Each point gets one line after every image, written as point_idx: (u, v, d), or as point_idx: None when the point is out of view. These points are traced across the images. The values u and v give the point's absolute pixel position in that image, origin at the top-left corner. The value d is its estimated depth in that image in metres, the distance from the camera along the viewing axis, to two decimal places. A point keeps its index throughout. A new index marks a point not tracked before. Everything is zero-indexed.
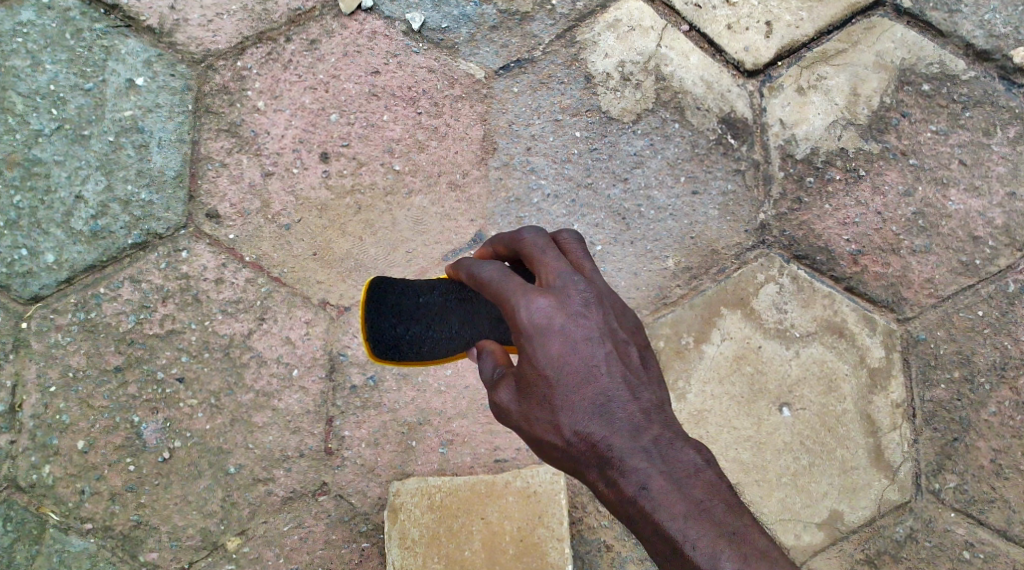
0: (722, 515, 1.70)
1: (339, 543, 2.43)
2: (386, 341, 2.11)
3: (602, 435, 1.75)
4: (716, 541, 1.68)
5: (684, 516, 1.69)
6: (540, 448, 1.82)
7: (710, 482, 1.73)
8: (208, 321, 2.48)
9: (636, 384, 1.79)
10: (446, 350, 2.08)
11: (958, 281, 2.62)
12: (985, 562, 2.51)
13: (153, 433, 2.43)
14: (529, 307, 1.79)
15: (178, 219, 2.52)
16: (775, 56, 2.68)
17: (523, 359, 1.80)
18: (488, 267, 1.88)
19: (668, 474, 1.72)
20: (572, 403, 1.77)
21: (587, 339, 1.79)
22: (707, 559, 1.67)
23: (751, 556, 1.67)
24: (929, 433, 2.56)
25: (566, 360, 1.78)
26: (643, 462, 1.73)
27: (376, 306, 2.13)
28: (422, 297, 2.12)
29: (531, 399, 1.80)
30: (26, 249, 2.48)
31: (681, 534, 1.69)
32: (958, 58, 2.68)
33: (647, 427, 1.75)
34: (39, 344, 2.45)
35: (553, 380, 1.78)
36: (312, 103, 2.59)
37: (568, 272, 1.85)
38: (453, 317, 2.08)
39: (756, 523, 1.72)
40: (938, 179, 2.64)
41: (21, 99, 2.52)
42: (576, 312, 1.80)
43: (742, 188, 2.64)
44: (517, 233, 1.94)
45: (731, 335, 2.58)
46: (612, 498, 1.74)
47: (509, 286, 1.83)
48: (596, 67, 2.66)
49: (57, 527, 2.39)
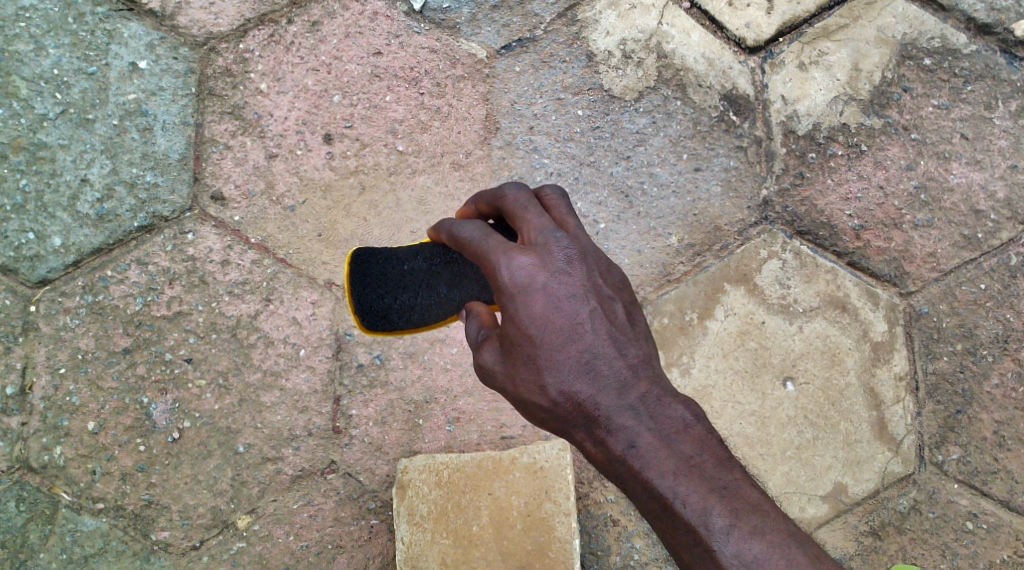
0: (712, 471, 1.73)
1: (348, 520, 2.46)
2: (377, 313, 2.15)
3: (588, 393, 1.77)
4: (706, 497, 1.70)
5: (673, 473, 1.72)
6: (526, 409, 1.84)
7: (699, 438, 1.76)
8: (216, 302, 2.50)
9: (621, 341, 1.80)
10: (437, 316, 2.09)
11: (961, 254, 2.63)
12: (989, 533, 2.53)
13: (162, 414, 2.46)
14: (510, 266, 1.80)
15: (184, 201, 2.53)
16: (776, 32, 2.68)
17: (505, 319, 1.81)
18: (469, 227, 1.88)
19: (656, 430, 1.75)
20: (556, 362, 1.78)
21: (571, 297, 1.80)
22: (697, 515, 1.69)
23: (742, 510, 1.69)
24: (932, 406, 2.58)
25: (549, 319, 1.79)
26: (631, 420, 1.75)
27: (363, 279, 2.18)
28: (406, 264, 2.13)
29: (514, 360, 1.81)
30: (33, 233, 2.49)
31: (671, 492, 1.71)
32: (960, 33, 2.69)
33: (634, 384, 1.77)
34: (49, 326, 2.47)
35: (537, 339, 1.79)
36: (315, 85, 2.60)
37: (550, 229, 1.85)
38: (441, 282, 2.08)
39: (747, 476, 1.74)
40: (940, 153, 2.65)
41: (26, 83, 2.53)
42: (558, 270, 1.81)
43: (744, 165, 2.65)
44: (500, 190, 1.93)
45: (734, 311, 2.60)
46: (601, 457, 1.77)
47: (490, 245, 1.83)
48: (598, 45, 2.67)
49: (69, 507, 2.42)
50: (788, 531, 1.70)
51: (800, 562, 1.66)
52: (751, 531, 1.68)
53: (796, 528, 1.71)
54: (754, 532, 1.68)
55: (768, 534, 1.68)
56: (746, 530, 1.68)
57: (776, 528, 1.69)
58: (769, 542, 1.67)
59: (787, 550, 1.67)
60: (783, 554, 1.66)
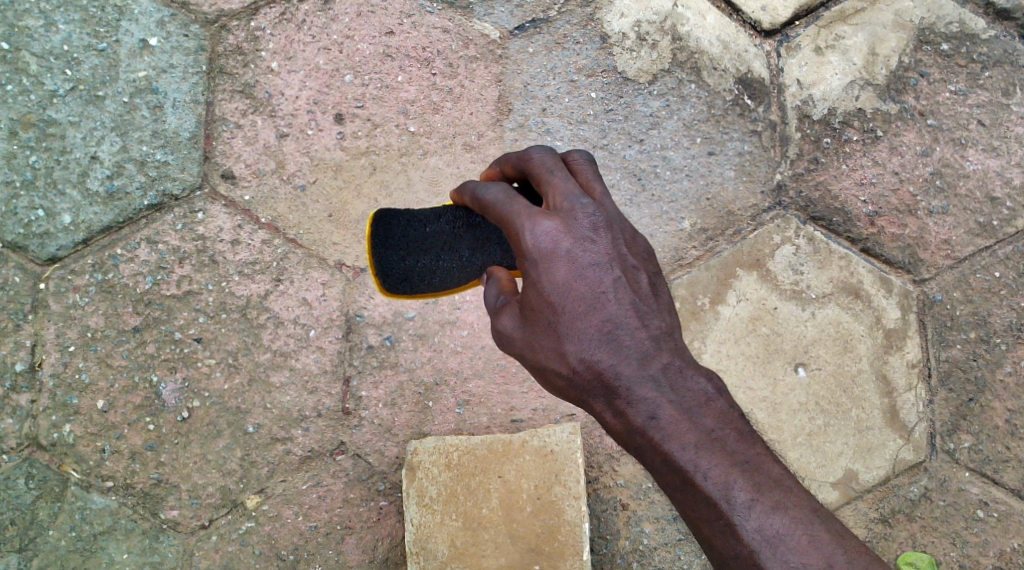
0: (734, 445, 1.72)
1: (357, 501, 2.45)
2: (397, 276, 2.12)
3: (609, 362, 1.75)
4: (728, 471, 1.69)
5: (694, 446, 1.71)
6: (544, 376, 1.82)
7: (721, 411, 1.75)
8: (225, 282, 2.49)
9: (644, 311, 1.79)
10: (458, 280, 2.07)
11: (975, 242, 2.62)
12: (999, 521, 2.52)
13: (172, 393, 2.45)
14: (534, 231, 1.78)
15: (194, 180, 2.52)
16: (792, 16, 2.67)
17: (527, 284, 1.80)
18: (494, 189, 1.87)
19: (678, 403, 1.74)
20: (577, 330, 1.77)
21: (596, 264, 1.78)
22: (719, 489, 1.68)
23: (764, 484, 1.69)
24: (944, 394, 2.57)
25: (571, 286, 1.77)
26: (652, 391, 1.74)
27: (382, 239, 2.14)
28: (429, 226, 2.11)
29: (534, 326, 1.80)
30: (43, 210, 2.47)
31: (692, 465, 1.70)
32: (978, 17, 2.68)
33: (656, 355, 1.76)
34: (58, 304, 2.45)
35: (558, 306, 1.77)
36: (327, 64, 2.58)
37: (576, 194, 1.82)
38: (463, 245, 2.07)
39: (770, 452, 1.74)
40: (956, 139, 2.64)
41: (35, 59, 2.51)
42: (583, 237, 1.79)
43: (758, 149, 2.63)
44: (526, 152, 1.91)
45: (747, 297, 2.58)
46: (621, 428, 1.75)
47: (514, 209, 1.82)
48: (613, 27, 2.64)
49: (79, 485, 2.41)
50: (811, 508, 1.69)
51: (824, 538, 1.66)
52: (773, 506, 1.67)
53: (818, 504, 1.71)
54: (777, 507, 1.68)
55: (790, 510, 1.68)
56: (769, 505, 1.68)
57: (799, 504, 1.69)
58: (792, 517, 1.67)
59: (809, 526, 1.67)
60: (807, 530, 1.66)
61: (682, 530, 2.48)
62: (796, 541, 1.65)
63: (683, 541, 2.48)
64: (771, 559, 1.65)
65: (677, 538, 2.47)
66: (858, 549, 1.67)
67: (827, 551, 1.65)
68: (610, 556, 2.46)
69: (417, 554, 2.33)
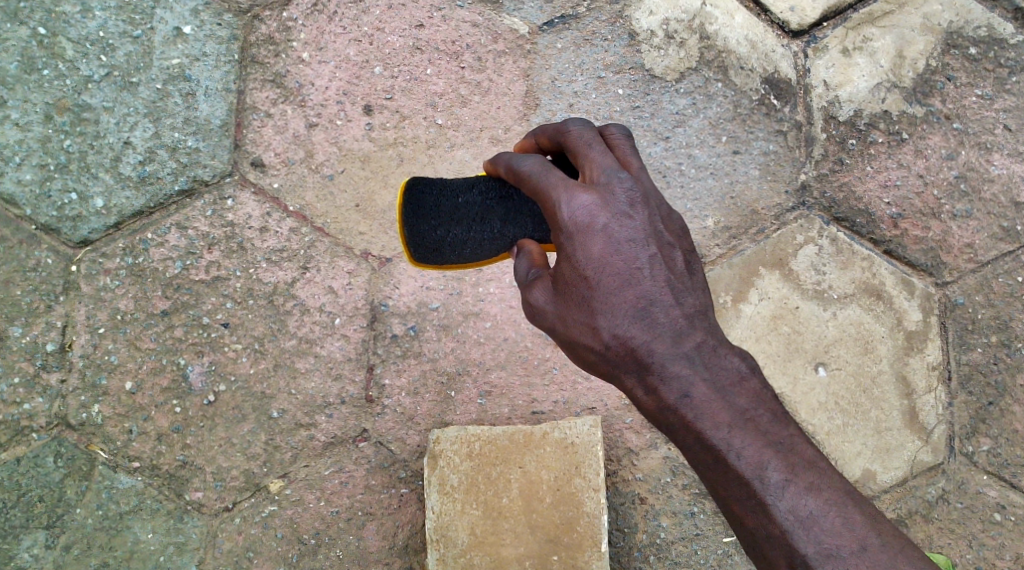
0: (768, 425, 1.75)
1: (379, 488, 2.48)
2: (427, 245, 2.15)
3: (643, 339, 1.78)
4: (762, 451, 1.72)
5: (728, 426, 1.73)
6: (576, 351, 1.84)
7: (754, 391, 1.78)
8: (253, 269, 2.52)
9: (679, 289, 1.81)
10: (489, 251, 2.11)
11: (999, 246, 2.63)
12: (1016, 525, 2.54)
13: (198, 376, 2.48)
14: (570, 204, 1.82)
15: (224, 166, 2.55)
16: (821, 17, 2.68)
17: (562, 258, 1.83)
18: (529, 161, 1.90)
19: (711, 381, 1.76)
20: (611, 305, 1.79)
21: (632, 240, 1.81)
22: (752, 468, 1.71)
23: (798, 465, 1.72)
24: (964, 396, 2.59)
25: (607, 261, 1.80)
26: (685, 369, 1.76)
27: (414, 210, 2.16)
28: (461, 197, 2.13)
29: (567, 300, 1.83)
30: (76, 193, 2.51)
31: (725, 444, 1.73)
32: (1006, 22, 2.69)
33: (690, 333, 1.78)
34: (89, 286, 2.49)
35: (593, 281, 1.80)
36: (357, 55, 2.61)
37: (614, 169, 1.86)
38: (495, 216, 2.09)
39: (803, 433, 1.76)
40: (982, 144, 2.65)
41: (71, 44, 2.54)
42: (619, 212, 1.82)
43: (784, 149, 2.64)
44: (564, 125, 1.93)
45: (769, 295, 2.59)
46: (652, 405, 1.78)
47: (551, 181, 1.85)
48: (641, 24, 2.66)
49: (106, 465, 2.45)
50: (845, 490, 1.72)
51: (857, 520, 1.69)
52: (807, 487, 1.70)
53: (852, 487, 1.74)
54: (810, 488, 1.70)
55: (824, 491, 1.70)
56: (802, 486, 1.70)
57: (832, 486, 1.71)
58: (825, 499, 1.70)
59: (843, 508, 1.70)
60: (841, 512, 1.69)
61: (699, 525, 2.50)
62: (829, 523, 1.68)
63: (700, 536, 2.49)
64: (804, 539, 1.68)
65: (694, 533, 2.49)
66: (891, 533, 1.69)
67: (860, 534, 1.68)
68: (628, 549, 2.48)
69: (437, 542, 2.36)
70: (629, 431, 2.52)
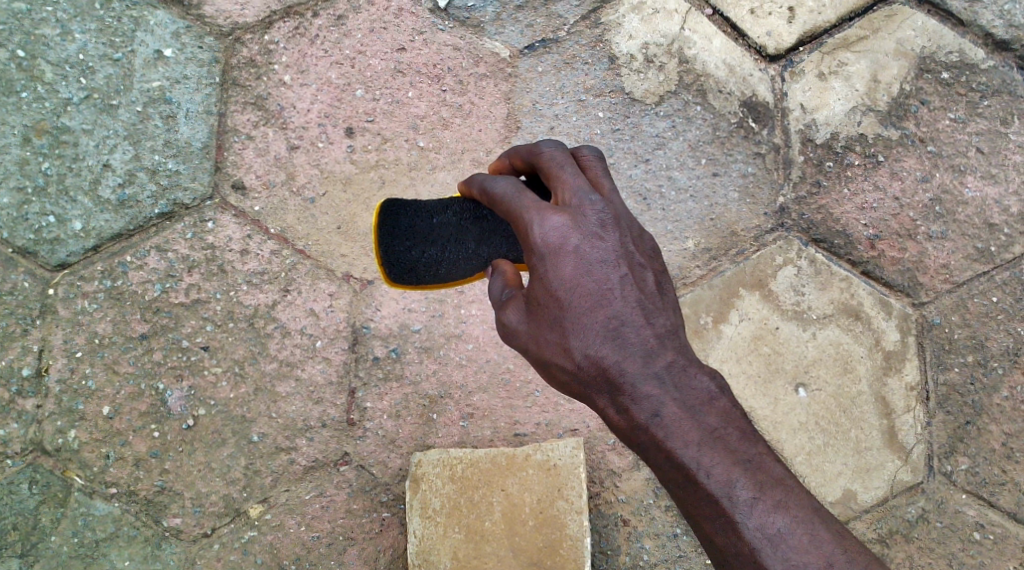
0: (737, 443, 1.76)
1: (360, 512, 2.46)
2: (402, 266, 2.16)
3: (614, 359, 1.78)
4: (730, 469, 1.73)
5: (698, 444, 1.74)
6: (549, 371, 1.85)
7: (724, 410, 1.78)
8: (233, 291, 2.51)
9: (650, 309, 1.82)
10: (463, 272, 2.11)
11: (974, 267, 2.66)
12: (995, 543, 2.55)
13: (177, 400, 2.46)
14: (542, 226, 1.82)
15: (205, 189, 2.54)
16: (797, 42, 2.71)
17: (535, 279, 1.83)
18: (503, 182, 1.91)
19: (681, 401, 1.76)
20: (582, 326, 1.80)
21: (603, 262, 1.82)
22: (721, 486, 1.72)
23: (766, 483, 1.73)
24: (942, 416, 2.60)
25: (578, 283, 1.81)
26: (655, 389, 1.76)
27: (389, 231, 2.18)
28: (436, 218, 2.13)
29: (540, 321, 1.83)
30: (54, 216, 2.49)
31: (695, 463, 1.73)
32: (977, 48, 2.73)
33: (661, 353, 1.79)
34: (67, 310, 2.47)
35: (565, 302, 1.81)
36: (338, 79, 2.61)
37: (585, 191, 1.86)
38: (470, 237, 2.09)
39: (771, 451, 1.78)
40: (955, 166, 2.68)
41: (51, 67, 2.53)
42: (591, 233, 1.82)
43: (762, 171, 2.67)
44: (536, 146, 1.94)
45: (749, 316, 2.61)
46: (623, 425, 1.78)
47: (523, 203, 1.85)
48: (621, 48, 2.69)
49: (82, 491, 2.42)
50: (812, 507, 1.73)
51: (824, 537, 1.70)
52: (774, 504, 1.71)
53: (819, 503, 1.75)
54: (778, 506, 1.71)
55: (791, 509, 1.72)
56: (770, 504, 1.72)
57: (799, 503, 1.73)
58: (793, 516, 1.71)
59: (810, 525, 1.71)
60: (808, 529, 1.71)
61: (682, 547, 2.49)
62: (796, 540, 1.70)
63: (683, 558, 2.49)
64: (771, 557, 1.69)
65: (677, 555, 2.49)
66: (856, 549, 1.71)
67: (827, 550, 1.70)
68: None
69: (420, 566, 2.35)
70: (611, 453, 2.52)
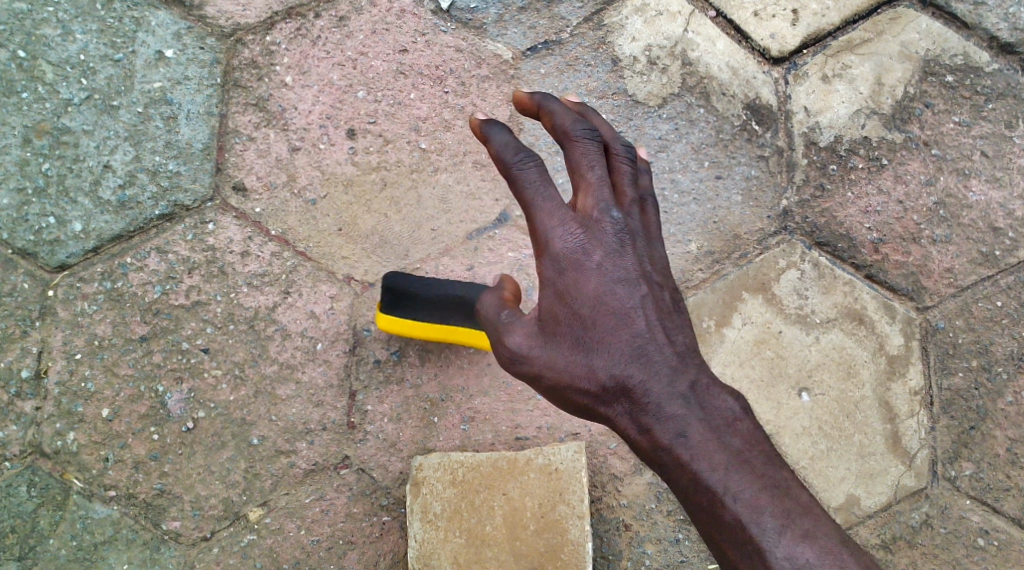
0: (763, 468, 1.75)
1: (360, 516, 2.45)
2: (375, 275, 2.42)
3: (639, 379, 1.78)
4: (758, 495, 1.72)
5: (724, 468, 1.73)
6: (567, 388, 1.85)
7: (748, 433, 1.78)
8: (234, 293, 2.49)
9: (671, 328, 1.82)
10: None
11: (978, 271, 2.64)
12: (1000, 550, 2.54)
13: (176, 403, 2.45)
14: (564, 240, 1.82)
15: (205, 191, 2.53)
16: (800, 44, 2.70)
17: (557, 298, 1.83)
18: (530, 165, 1.83)
19: (705, 421, 1.76)
20: (605, 345, 1.81)
21: (625, 281, 1.82)
22: (748, 512, 1.71)
23: (793, 511, 1.72)
24: (946, 421, 2.59)
25: (600, 302, 1.81)
26: (681, 409, 1.77)
27: None
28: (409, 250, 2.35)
29: (560, 340, 1.83)
30: (53, 217, 2.48)
31: (722, 486, 1.72)
32: (982, 51, 2.72)
33: (683, 372, 1.80)
34: (67, 311, 2.46)
35: (587, 321, 1.82)
36: (340, 80, 2.60)
37: (610, 203, 1.84)
38: None
39: (797, 476, 1.77)
40: (960, 170, 2.67)
41: (52, 67, 2.52)
42: (613, 251, 1.82)
43: (765, 174, 2.66)
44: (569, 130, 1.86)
45: (752, 319, 2.59)
46: (645, 445, 1.79)
47: (547, 208, 1.82)
48: (623, 51, 2.68)
49: (80, 494, 2.40)
50: (839, 537, 1.72)
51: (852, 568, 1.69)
52: (802, 533, 1.70)
53: (846, 534, 1.74)
54: (805, 535, 1.70)
55: (819, 539, 1.70)
56: (798, 533, 1.70)
57: (827, 532, 1.72)
58: (821, 546, 1.70)
59: (838, 556, 1.70)
60: (835, 559, 1.69)
61: (684, 552, 2.48)
62: None
63: (685, 563, 2.48)
64: None
65: (680, 560, 2.48)
66: None
67: None
68: None
69: None
70: (613, 457, 2.50)
